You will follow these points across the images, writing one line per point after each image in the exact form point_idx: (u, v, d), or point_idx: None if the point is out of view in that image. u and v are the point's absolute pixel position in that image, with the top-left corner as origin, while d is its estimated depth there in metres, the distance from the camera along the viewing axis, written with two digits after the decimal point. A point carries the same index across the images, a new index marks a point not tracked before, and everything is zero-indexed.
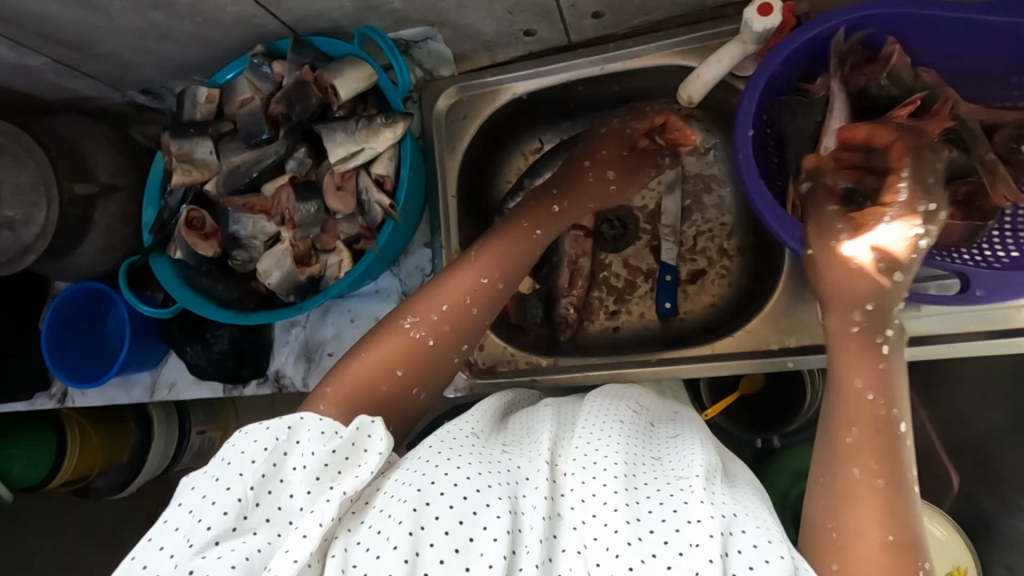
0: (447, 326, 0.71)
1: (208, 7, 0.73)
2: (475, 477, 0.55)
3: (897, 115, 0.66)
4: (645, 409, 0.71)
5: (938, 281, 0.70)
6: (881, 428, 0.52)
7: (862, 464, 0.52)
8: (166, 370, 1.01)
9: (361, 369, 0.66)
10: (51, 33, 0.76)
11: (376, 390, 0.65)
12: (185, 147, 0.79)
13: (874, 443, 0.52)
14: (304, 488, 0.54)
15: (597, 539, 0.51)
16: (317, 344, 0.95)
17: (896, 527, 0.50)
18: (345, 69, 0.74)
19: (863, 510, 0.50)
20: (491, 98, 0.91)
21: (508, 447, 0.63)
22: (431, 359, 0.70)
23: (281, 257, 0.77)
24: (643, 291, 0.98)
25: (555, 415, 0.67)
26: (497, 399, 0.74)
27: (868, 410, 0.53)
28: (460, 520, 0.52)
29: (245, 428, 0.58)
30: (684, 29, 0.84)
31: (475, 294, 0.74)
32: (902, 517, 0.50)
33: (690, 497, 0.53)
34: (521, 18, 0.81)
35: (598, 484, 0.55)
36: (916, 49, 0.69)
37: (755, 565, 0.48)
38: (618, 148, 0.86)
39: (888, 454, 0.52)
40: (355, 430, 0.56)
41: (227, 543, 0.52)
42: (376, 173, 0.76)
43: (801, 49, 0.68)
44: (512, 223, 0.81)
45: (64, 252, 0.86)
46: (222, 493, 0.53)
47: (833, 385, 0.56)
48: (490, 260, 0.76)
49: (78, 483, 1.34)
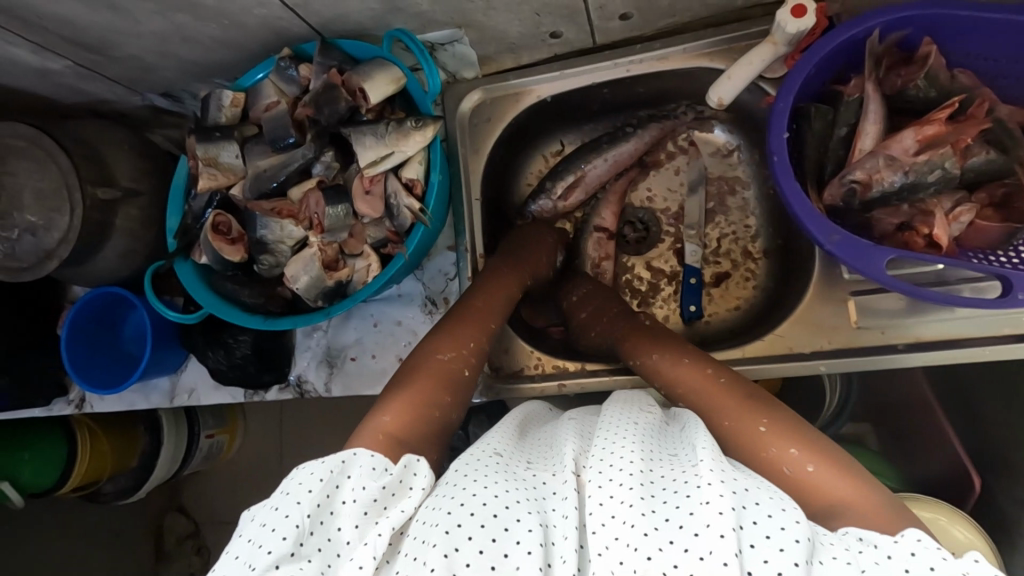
0: (477, 358, 0.74)
1: (235, 10, 0.72)
2: (503, 495, 0.54)
3: (937, 116, 0.66)
4: (659, 408, 0.71)
5: (973, 284, 0.70)
6: (679, 360, 0.74)
7: (684, 398, 0.70)
8: (186, 375, 1.01)
9: (410, 400, 0.65)
10: (75, 36, 0.76)
11: (433, 416, 0.65)
12: (210, 151, 0.79)
13: (687, 373, 0.72)
14: (354, 522, 0.53)
15: (618, 538, 0.50)
16: (339, 349, 0.94)
17: (729, 413, 0.65)
18: (374, 72, 0.74)
19: (702, 408, 0.68)
20: (515, 100, 0.91)
21: (532, 463, 0.63)
22: (465, 387, 0.71)
23: (309, 261, 0.76)
24: (666, 294, 0.98)
25: (577, 428, 0.67)
26: (514, 416, 0.73)
27: (670, 359, 0.75)
28: (493, 537, 0.51)
29: (297, 467, 0.57)
30: (709, 30, 0.84)
31: (489, 333, 0.77)
32: (732, 403, 0.66)
33: (700, 481, 0.52)
34: (548, 19, 0.80)
35: (615, 485, 0.54)
36: (952, 51, 0.69)
37: (771, 534, 0.48)
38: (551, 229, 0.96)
39: (694, 377, 0.71)
40: (404, 467, 0.58)
41: (286, 569, 0.50)
42: (406, 177, 0.76)
43: (835, 50, 0.68)
44: (503, 273, 0.85)
45: (86, 256, 0.84)
46: (281, 520, 0.52)
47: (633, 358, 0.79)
48: (493, 303, 0.80)
49: (88, 489, 1.32)
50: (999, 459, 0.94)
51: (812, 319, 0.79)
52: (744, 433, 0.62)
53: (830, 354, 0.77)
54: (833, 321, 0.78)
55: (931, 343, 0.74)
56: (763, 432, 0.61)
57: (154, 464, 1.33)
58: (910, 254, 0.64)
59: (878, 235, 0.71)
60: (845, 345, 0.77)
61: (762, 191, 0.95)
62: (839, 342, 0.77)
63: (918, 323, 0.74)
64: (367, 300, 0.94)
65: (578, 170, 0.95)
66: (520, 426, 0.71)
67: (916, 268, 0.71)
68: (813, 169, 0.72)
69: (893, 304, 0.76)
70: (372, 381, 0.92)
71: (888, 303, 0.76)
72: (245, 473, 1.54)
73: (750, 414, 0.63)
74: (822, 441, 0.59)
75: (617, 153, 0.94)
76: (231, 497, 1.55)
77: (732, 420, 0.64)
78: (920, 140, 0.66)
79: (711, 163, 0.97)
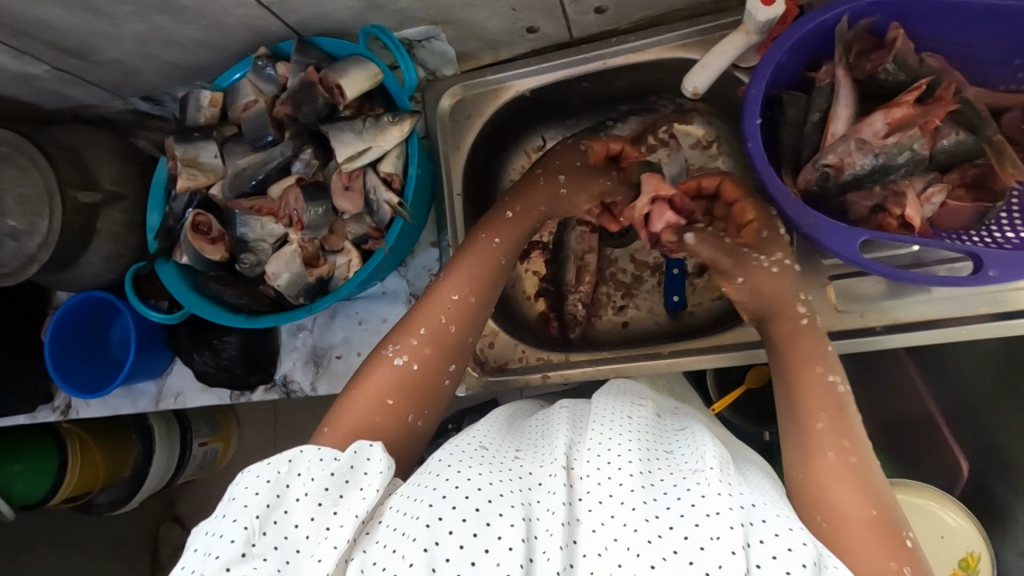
0: (433, 349, 0.69)
1: (213, 10, 0.72)
2: (486, 488, 0.54)
3: (904, 99, 0.67)
4: (652, 402, 0.71)
5: (948, 263, 0.71)
6: (833, 404, 0.62)
7: (832, 446, 0.60)
8: (172, 379, 1.00)
9: (349, 416, 0.64)
10: (55, 39, 0.76)
11: (372, 422, 0.64)
12: (190, 152, 0.80)
13: (836, 422, 0.61)
14: (309, 515, 0.54)
15: (617, 539, 0.51)
16: (325, 349, 0.94)
17: (876, 498, 0.56)
18: (350, 69, 0.74)
19: (829, 485, 0.58)
20: (494, 96, 0.91)
21: (520, 454, 0.63)
22: (420, 386, 0.67)
23: (290, 258, 0.77)
24: (651, 285, 0.98)
25: (569, 417, 0.67)
26: (503, 412, 0.74)
27: (823, 394, 0.63)
28: (474, 532, 0.51)
29: (247, 467, 0.58)
30: (685, 22, 0.84)
31: (451, 312, 0.72)
32: (875, 489, 0.57)
33: (708, 491, 0.52)
34: (525, 14, 0.81)
35: (615, 484, 0.54)
36: (920, 35, 0.70)
37: (778, 555, 0.48)
38: (572, 159, 0.84)
39: (852, 434, 0.61)
40: (353, 454, 0.58)
41: (238, 570, 0.51)
42: (384, 171, 0.76)
43: (805, 38, 0.69)
44: (472, 236, 0.79)
45: (67, 261, 0.84)
46: (229, 526, 0.53)
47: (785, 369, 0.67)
48: (464, 275, 0.75)
49: (80, 499, 1.31)
50: (986, 444, 0.96)
51: None
52: (883, 531, 0.54)
53: None
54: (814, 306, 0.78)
55: (910, 324, 0.74)
56: (910, 547, 0.54)
57: (146, 474, 1.31)
58: (884, 235, 0.64)
59: (854, 219, 0.71)
60: (828, 330, 0.77)
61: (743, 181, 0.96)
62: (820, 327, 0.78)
63: (897, 306, 0.75)
64: (352, 298, 0.94)
65: None
66: (508, 421, 0.72)
67: (894, 251, 0.73)
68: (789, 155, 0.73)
69: (872, 289, 0.76)
70: None
71: (869, 288, 0.76)
72: None
73: (892, 523, 0.55)
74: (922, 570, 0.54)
75: None
76: None
77: (881, 511, 0.55)
78: (889, 123, 0.67)
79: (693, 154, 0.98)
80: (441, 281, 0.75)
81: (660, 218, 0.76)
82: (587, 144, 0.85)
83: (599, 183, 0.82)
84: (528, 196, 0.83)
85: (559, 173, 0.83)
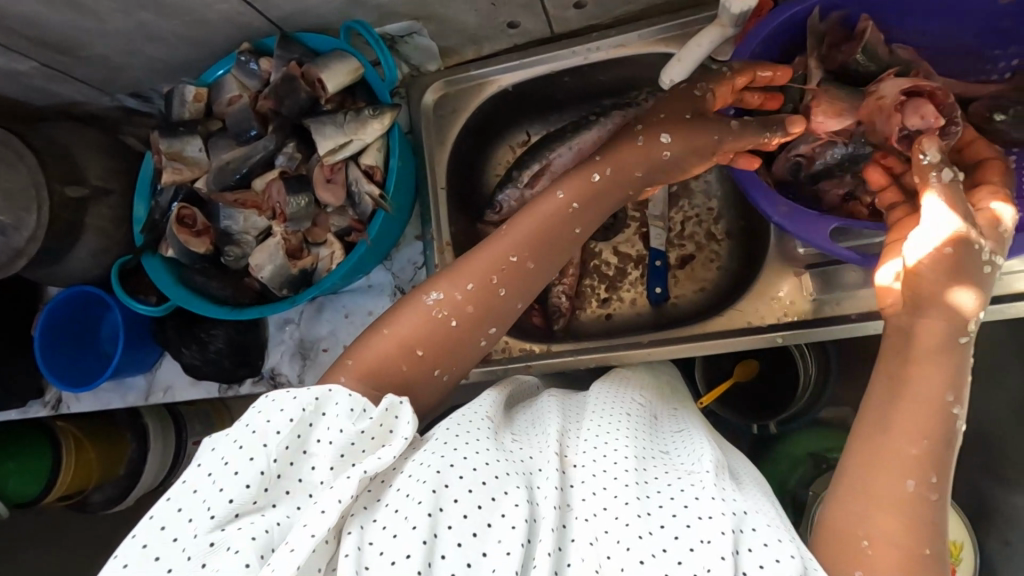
0: (474, 307, 0.67)
1: (196, 5, 0.74)
2: (490, 465, 0.55)
3: (879, 88, 0.68)
4: (648, 402, 0.72)
5: None
6: (937, 433, 0.53)
7: (916, 475, 0.52)
8: (161, 373, 1.01)
9: (385, 356, 0.63)
10: (40, 35, 0.77)
11: (397, 370, 0.63)
12: (175, 146, 0.81)
13: (936, 456, 0.53)
14: (328, 464, 0.54)
15: (608, 532, 0.52)
16: (312, 342, 0.95)
17: (934, 541, 0.51)
18: (332, 64, 0.76)
19: (892, 525, 0.51)
20: (478, 91, 0.93)
21: (517, 436, 0.63)
22: (447, 341, 0.66)
23: (273, 251, 0.78)
24: (634, 277, 1.00)
25: (561, 406, 0.68)
26: (502, 388, 0.73)
27: (930, 419, 0.53)
28: (478, 505, 0.53)
29: (271, 395, 0.57)
30: (665, 16, 0.85)
31: (503, 273, 0.69)
32: (936, 532, 0.51)
33: (699, 493, 0.54)
34: (506, 9, 0.82)
35: (609, 478, 0.55)
36: (888, 27, 0.72)
37: (765, 563, 0.49)
38: (678, 110, 0.71)
39: (944, 463, 0.53)
40: (384, 411, 0.57)
41: (247, 518, 0.52)
42: (365, 164, 0.77)
43: (777, 30, 0.70)
44: (545, 194, 0.73)
45: (55, 255, 0.85)
46: (245, 463, 0.53)
47: (904, 371, 0.56)
48: (523, 236, 0.70)
49: (74, 497, 1.31)
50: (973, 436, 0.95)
51: (769, 294, 0.81)
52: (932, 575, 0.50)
53: (787, 327, 0.79)
54: (790, 296, 0.80)
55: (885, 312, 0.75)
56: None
57: (141, 472, 1.32)
58: (853, 223, 0.66)
59: (826, 207, 0.74)
60: (802, 317, 0.79)
61: (723, 174, 0.97)
62: (796, 316, 0.79)
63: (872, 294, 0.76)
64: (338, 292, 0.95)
65: (543, 160, 0.95)
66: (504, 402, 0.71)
67: (868, 239, 0.72)
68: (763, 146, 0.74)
69: (849, 278, 0.77)
70: None
71: (844, 276, 0.77)
72: None
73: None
74: None
75: (580, 143, 0.93)
76: None
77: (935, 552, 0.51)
78: (859, 113, 0.69)
79: None
80: (499, 237, 0.71)
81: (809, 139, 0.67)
82: (706, 87, 0.71)
83: (707, 139, 0.69)
84: (619, 156, 0.72)
85: (662, 130, 0.71)
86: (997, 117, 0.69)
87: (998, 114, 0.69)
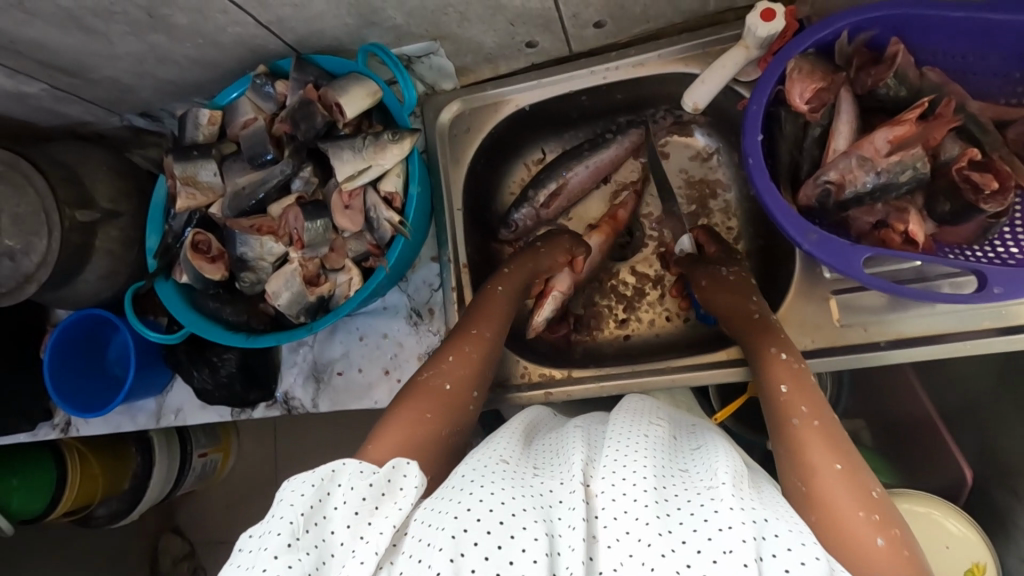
0: (460, 368, 0.72)
1: (209, 29, 0.72)
2: (509, 502, 0.53)
3: (907, 117, 0.67)
4: (666, 421, 0.69)
5: (951, 279, 0.71)
6: (801, 381, 0.66)
7: (799, 414, 0.63)
8: (172, 396, 1.00)
9: (430, 419, 0.66)
10: (50, 59, 0.75)
11: (444, 444, 0.66)
12: (189, 170, 0.79)
13: (802, 389, 0.65)
14: (346, 523, 0.53)
15: (632, 555, 0.49)
16: (326, 364, 0.93)
17: (845, 454, 0.58)
18: (350, 87, 0.74)
19: (795, 446, 0.60)
20: (493, 110, 0.91)
21: (539, 471, 0.61)
22: (456, 404, 0.69)
23: (289, 277, 0.76)
24: (652, 298, 0.98)
25: (583, 436, 0.64)
26: (519, 422, 0.71)
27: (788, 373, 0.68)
28: (498, 545, 0.50)
29: (287, 482, 0.56)
30: (684, 35, 0.84)
31: (474, 343, 0.75)
32: (843, 449, 0.59)
33: (719, 506, 0.51)
34: (523, 29, 0.81)
35: (630, 500, 0.52)
36: (919, 49, 0.70)
37: (791, 568, 0.47)
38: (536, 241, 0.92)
39: (815, 401, 0.64)
40: (390, 469, 0.57)
41: (284, 561, 0.50)
42: (385, 190, 0.77)
43: (806, 54, 0.69)
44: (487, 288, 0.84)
45: (65, 279, 0.83)
46: (275, 521, 0.52)
47: (755, 356, 0.72)
48: (484, 318, 0.79)
49: (79, 513, 1.28)
50: (997, 455, 0.93)
51: (792, 318, 0.79)
52: (848, 484, 0.55)
53: (815, 354, 0.77)
54: (815, 319, 0.78)
55: (913, 339, 0.74)
56: (877, 498, 0.55)
57: (146, 487, 1.30)
58: (887, 251, 0.65)
59: (856, 234, 0.72)
60: (829, 344, 0.77)
61: (743, 192, 0.96)
62: (822, 340, 0.78)
63: (900, 320, 0.75)
64: (353, 313, 0.94)
65: (560, 177, 0.95)
66: (525, 434, 0.69)
67: (895, 266, 0.73)
68: (787, 170, 0.74)
69: (875, 302, 0.76)
70: (359, 395, 0.92)
71: (870, 301, 0.76)
72: (235, 494, 1.52)
73: (859, 472, 0.56)
74: (903, 525, 0.54)
75: (598, 160, 0.95)
76: (228, 516, 1.52)
77: (847, 465, 0.57)
78: (892, 141, 0.67)
79: (691, 166, 0.98)
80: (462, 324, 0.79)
81: (831, 167, 0.69)
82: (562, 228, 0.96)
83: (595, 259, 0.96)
84: (527, 260, 0.88)
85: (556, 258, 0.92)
86: None
87: None
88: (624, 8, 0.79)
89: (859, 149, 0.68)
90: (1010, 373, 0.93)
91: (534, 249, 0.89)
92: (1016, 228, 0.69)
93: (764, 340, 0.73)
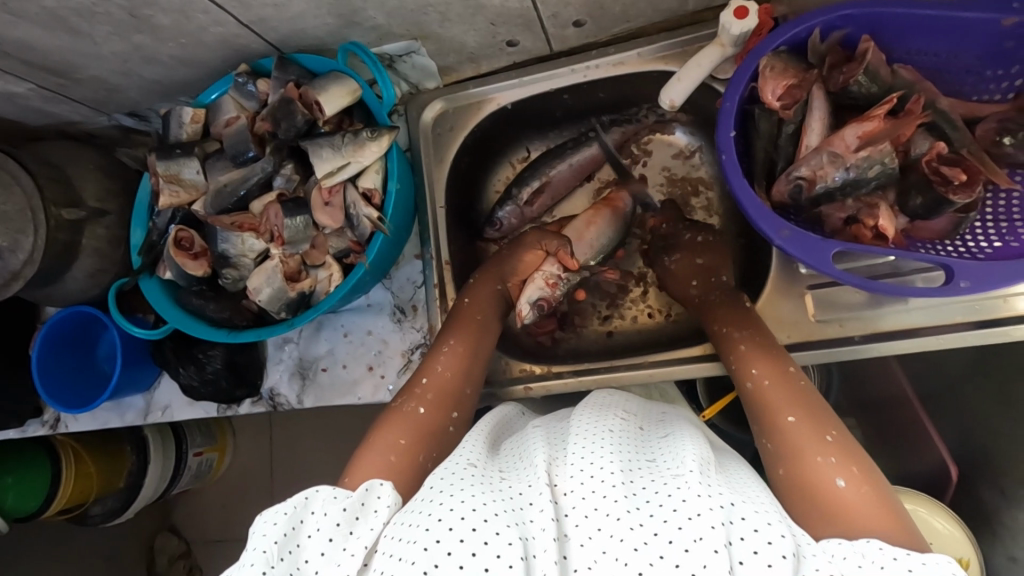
0: (434, 395, 0.72)
1: (192, 29, 0.73)
2: (481, 509, 0.53)
3: (875, 113, 0.68)
4: (632, 415, 0.70)
5: (924, 273, 0.72)
6: (758, 348, 0.70)
7: (752, 376, 0.67)
8: (160, 393, 1.00)
9: (410, 422, 0.68)
10: (37, 59, 0.76)
11: (422, 467, 0.66)
12: (172, 168, 0.81)
13: (757, 351, 0.69)
14: (320, 550, 0.54)
15: (606, 551, 0.49)
16: (311, 360, 0.94)
17: (799, 406, 0.61)
18: (329, 86, 0.75)
19: (760, 402, 0.64)
20: (476, 108, 0.93)
21: (506, 474, 0.61)
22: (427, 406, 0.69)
23: (271, 273, 0.78)
24: (635, 294, 0.99)
25: (545, 436, 0.65)
26: (487, 420, 0.72)
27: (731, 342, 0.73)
28: (471, 552, 0.49)
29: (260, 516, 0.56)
30: (662, 35, 0.85)
31: (448, 360, 0.76)
32: (801, 403, 0.61)
33: (687, 493, 0.51)
34: (503, 29, 0.82)
35: (598, 497, 0.53)
36: (892, 47, 0.71)
37: (759, 549, 0.47)
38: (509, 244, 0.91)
39: (770, 361, 0.67)
40: (364, 491, 0.59)
41: None
42: (364, 187, 0.78)
43: (779, 51, 0.70)
44: (456, 306, 0.84)
45: (52, 277, 0.84)
46: (248, 555, 0.53)
47: (715, 338, 0.76)
48: (461, 335, 0.79)
49: (75, 510, 1.29)
50: (981, 453, 0.93)
51: (770, 313, 0.80)
52: (805, 432, 0.59)
53: (791, 348, 0.78)
54: (792, 315, 0.79)
55: (890, 334, 0.75)
56: (833, 441, 0.57)
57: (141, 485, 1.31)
58: (857, 245, 0.65)
59: (829, 230, 0.73)
60: (805, 338, 0.78)
61: (724, 191, 0.97)
62: (798, 335, 0.78)
63: (878, 315, 0.75)
64: (338, 311, 0.94)
65: (543, 176, 0.96)
66: (493, 435, 0.70)
67: (870, 260, 0.74)
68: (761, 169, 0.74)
69: (854, 298, 0.76)
70: (344, 391, 0.92)
71: (849, 296, 0.77)
72: (231, 493, 1.53)
73: (817, 420, 0.59)
74: (869, 462, 0.56)
75: (580, 158, 0.96)
76: (221, 514, 1.53)
77: (800, 414, 0.60)
78: (861, 137, 0.69)
79: (673, 164, 0.98)
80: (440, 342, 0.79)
81: (805, 163, 0.70)
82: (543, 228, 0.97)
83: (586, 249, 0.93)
84: (499, 265, 0.89)
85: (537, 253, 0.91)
86: (1004, 139, 0.69)
87: (1006, 138, 0.69)
88: (604, 8, 0.79)
89: (821, 147, 0.69)
90: (996, 370, 0.92)
91: (503, 254, 0.90)
92: (989, 223, 0.71)
93: (716, 318, 0.77)
